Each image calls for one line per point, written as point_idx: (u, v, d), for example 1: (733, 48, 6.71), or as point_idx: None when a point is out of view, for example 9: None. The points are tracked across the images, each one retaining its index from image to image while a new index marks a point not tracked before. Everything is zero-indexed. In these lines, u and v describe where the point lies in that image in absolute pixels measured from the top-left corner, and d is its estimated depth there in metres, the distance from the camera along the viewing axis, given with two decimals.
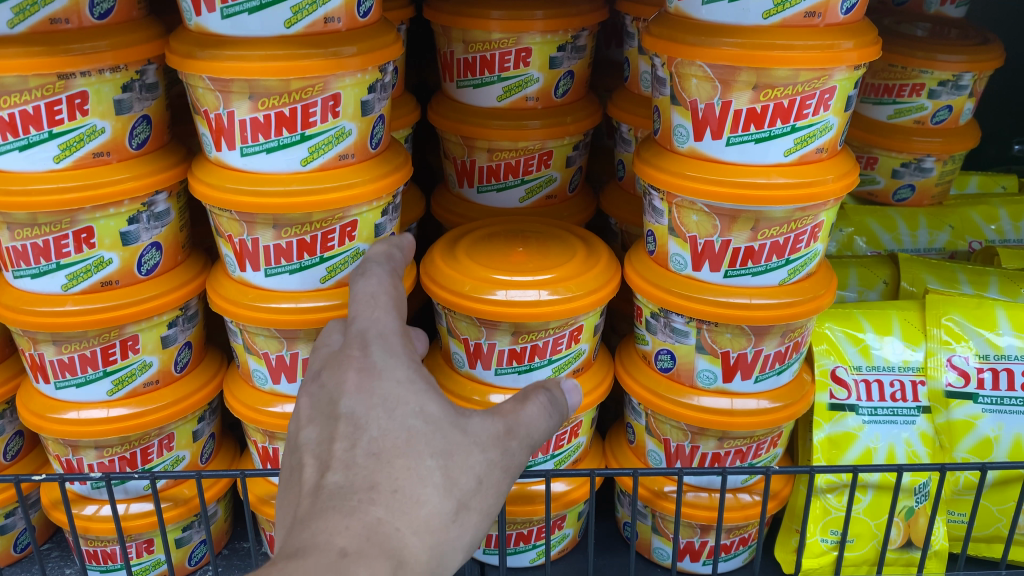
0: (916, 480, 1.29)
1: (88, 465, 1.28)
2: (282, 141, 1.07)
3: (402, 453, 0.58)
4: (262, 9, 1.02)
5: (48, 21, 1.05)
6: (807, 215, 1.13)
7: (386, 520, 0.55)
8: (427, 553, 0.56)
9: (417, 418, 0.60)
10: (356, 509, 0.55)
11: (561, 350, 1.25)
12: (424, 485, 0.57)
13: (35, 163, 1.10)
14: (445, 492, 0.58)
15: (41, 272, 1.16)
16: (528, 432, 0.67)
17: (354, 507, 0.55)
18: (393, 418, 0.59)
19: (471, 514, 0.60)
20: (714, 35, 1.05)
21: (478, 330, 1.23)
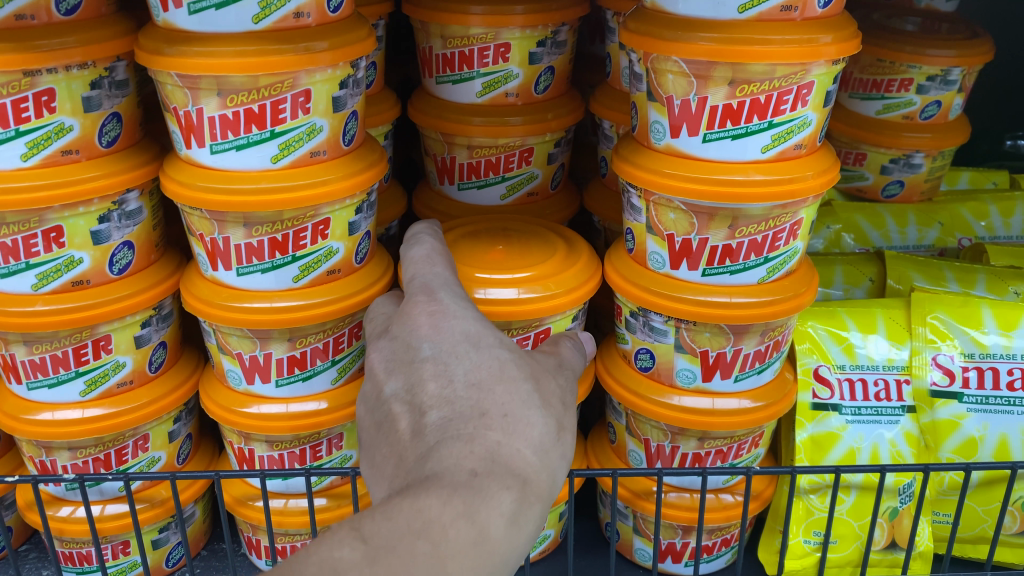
0: (900, 480, 1.28)
1: (63, 466, 1.27)
2: (251, 137, 1.06)
3: (499, 381, 0.63)
4: (229, 4, 1.00)
5: (14, 17, 1.03)
6: (785, 212, 1.11)
7: (504, 441, 0.59)
8: (540, 460, 0.61)
9: (501, 351, 0.66)
10: (474, 435, 0.59)
11: None
12: (527, 407, 0.62)
13: (2, 161, 1.08)
14: (542, 409, 0.64)
15: (11, 272, 1.14)
16: (571, 368, 0.75)
17: (472, 433, 0.59)
18: (480, 352, 0.65)
19: (565, 433, 0.66)
20: (689, 30, 1.03)
21: None
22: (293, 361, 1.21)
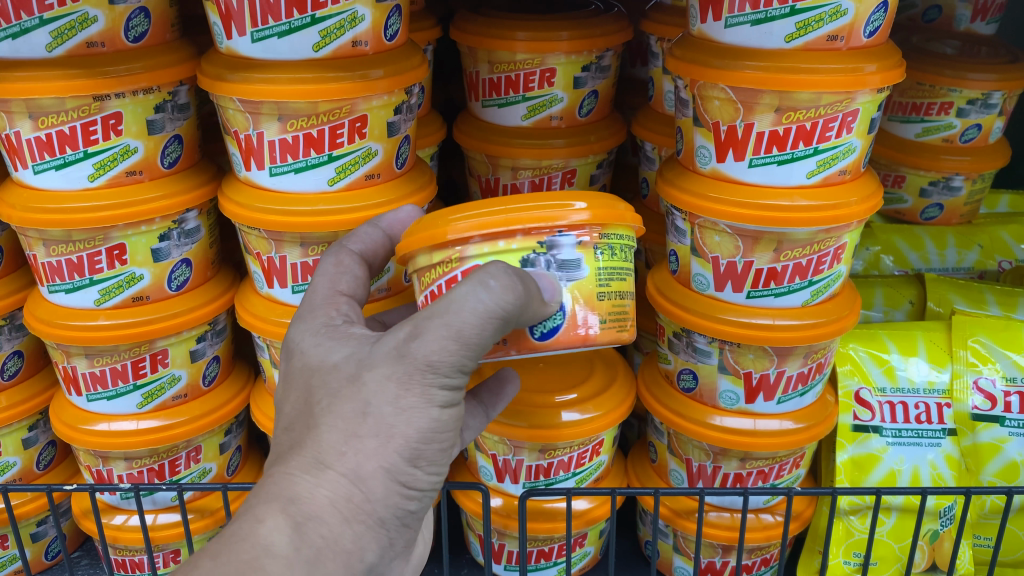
0: (940, 503, 1.28)
1: (118, 475, 1.31)
2: (310, 161, 1.09)
3: (301, 416, 0.75)
4: (291, 33, 1.03)
5: (86, 44, 1.08)
6: (830, 236, 1.13)
7: (280, 475, 0.72)
8: (318, 485, 0.70)
9: (306, 384, 0.76)
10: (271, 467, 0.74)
11: (584, 463, 1.31)
12: (308, 438, 0.72)
13: (70, 182, 1.13)
14: (329, 436, 0.71)
15: (75, 287, 1.19)
16: (416, 335, 0.72)
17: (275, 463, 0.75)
18: (294, 389, 0.77)
19: (358, 442, 0.71)
20: (736, 58, 1.05)
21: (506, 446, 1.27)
22: None
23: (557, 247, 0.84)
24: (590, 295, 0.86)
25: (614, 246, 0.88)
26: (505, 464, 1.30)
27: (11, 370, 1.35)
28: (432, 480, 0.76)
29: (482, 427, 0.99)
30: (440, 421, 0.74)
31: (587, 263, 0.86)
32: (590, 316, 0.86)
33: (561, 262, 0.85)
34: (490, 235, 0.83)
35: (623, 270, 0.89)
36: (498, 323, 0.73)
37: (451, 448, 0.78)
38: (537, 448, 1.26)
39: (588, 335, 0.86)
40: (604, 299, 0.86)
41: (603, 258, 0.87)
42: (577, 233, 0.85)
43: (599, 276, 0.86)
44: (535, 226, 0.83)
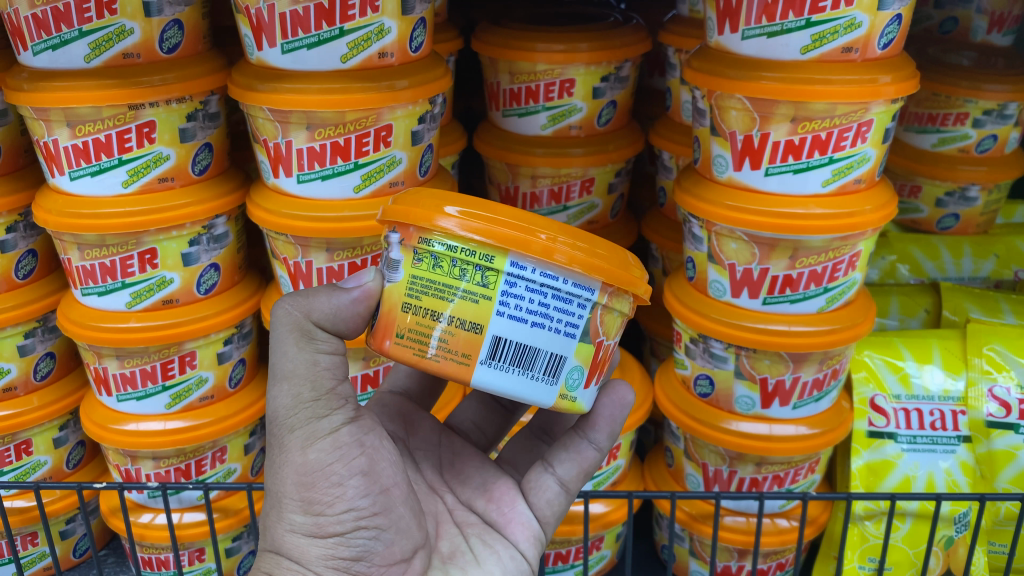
0: (954, 509, 1.29)
1: (146, 475, 1.34)
2: (336, 168, 1.13)
3: None
4: (320, 45, 1.06)
5: (122, 55, 1.12)
6: (846, 244, 1.14)
7: None
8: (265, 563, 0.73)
9: None
10: None
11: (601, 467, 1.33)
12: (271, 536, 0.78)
13: (104, 188, 1.16)
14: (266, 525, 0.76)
15: (107, 290, 1.23)
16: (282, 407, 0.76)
17: None
18: None
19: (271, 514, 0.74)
20: (753, 69, 1.08)
21: None
22: (367, 380, 1.28)
23: (386, 243, 0.74)
24: (394, 304, 0.73)
25: (440, 255, 0.71)
26: None
27: (43, 371, 1.39)
28: (351, 516, 0.73)
29: (590, 459, 0.88)
30: (311, 458, 0.72)
31: (404, 267, 0.72)
32: (388, 326, 0.73)
33: (384, 260, 0.74)
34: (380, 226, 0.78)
35: (450, 288, 0.71)
36: (299, 340, 0.73)
37: (359, 478, 0.73)
38: None
39: (381, 346, 0.73)
40: (407, 312, 0.72)
41: (419, 265, 0.72)
42: (403, 231, 0.72)
43: (410, 285, 0.72)
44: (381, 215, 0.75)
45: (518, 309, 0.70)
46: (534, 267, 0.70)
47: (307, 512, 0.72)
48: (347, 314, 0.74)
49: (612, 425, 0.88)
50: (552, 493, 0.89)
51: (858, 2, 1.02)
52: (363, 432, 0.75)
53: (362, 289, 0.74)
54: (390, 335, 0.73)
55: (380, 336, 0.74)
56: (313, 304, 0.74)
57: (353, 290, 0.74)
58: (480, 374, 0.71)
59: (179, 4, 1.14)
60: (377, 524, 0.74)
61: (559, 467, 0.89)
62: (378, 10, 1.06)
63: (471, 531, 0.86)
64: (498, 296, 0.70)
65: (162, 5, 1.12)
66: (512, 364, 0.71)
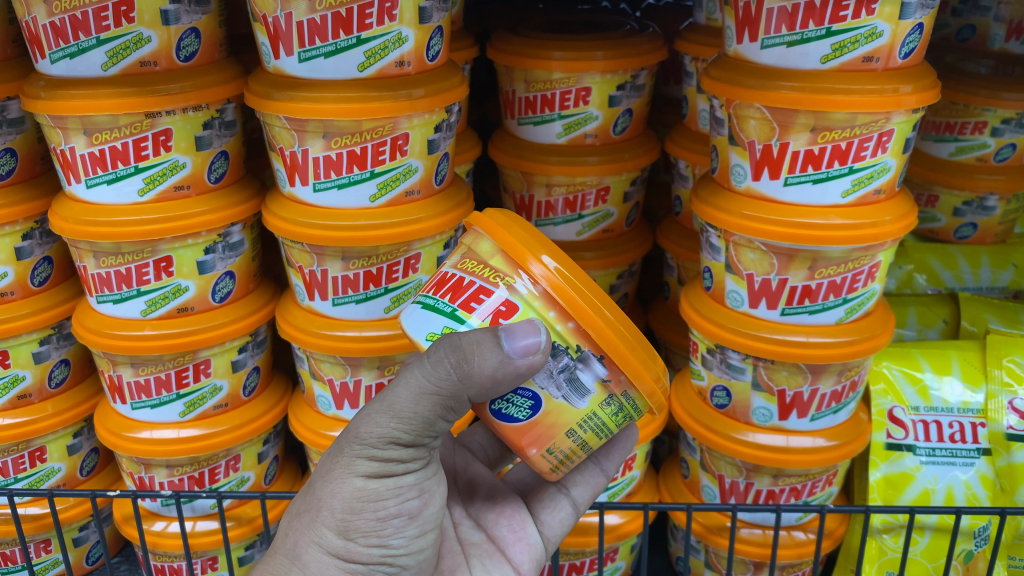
0: (974, 523, 1.27)
1: (159, 483, 1.34)
2: (353, 177, 1.12)
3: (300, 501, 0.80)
4: (338, 53, 1.06)
5: (139, 64, 1.12)
6: (866, 254, 1.13)
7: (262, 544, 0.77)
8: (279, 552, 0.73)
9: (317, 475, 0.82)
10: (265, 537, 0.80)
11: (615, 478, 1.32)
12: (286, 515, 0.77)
13: (121, 196, 1.16)
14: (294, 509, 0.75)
15: (123, 298, 1.23)
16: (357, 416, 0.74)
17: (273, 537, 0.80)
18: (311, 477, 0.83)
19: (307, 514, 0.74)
20: (773, 79, 1.07)
21: None
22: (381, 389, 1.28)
23: (586, 364, 0.74)
24: (559, 424, 0.76)
25: (624, 406, 0.78)
26: None
27: (58, 378, 1.39)
28: (379, 552, 0.75)
29: (600, 484, 0.93)
30: (370, 489, 0.72)
31: (594, 400, 0.76)
32: (542, 440, 0.77)
33: (575, 380, 0.74)
34: (549, 312, 0.72)
35: (610, 428, 0.79)
36: (438, 399, 0.69)
37: (401, 520, 0.75)
38: None
39: (526, 451, 0.77)
40: (567, 435, 0.77)
41: (604, 407, 0.76)
42: (612, 373, 0.75)
43: (585, 418, 0.76)
44: (592, 334, 0.72)
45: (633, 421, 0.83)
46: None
47: (342, 533, 0.73)
48: (497, 385, 0.69)
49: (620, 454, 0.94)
50: (561, 515, 0.92)
51: (879, 10, 1.01)
52: (422, 477, 0.76)
53: (529, 363, 0.68)
54: (541, 445, 0.77)
55: (527, 440, 0.77)
56: (475, 366, 0.68)
57: (517, 361, 0.68)
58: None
59: (196, 12, 1.14)
60: (398, 562, 0.77)
61: (572, 489, 0.93)
62: (395, 19, 1.06)
63: (474, 551, 0.87)
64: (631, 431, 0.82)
65: (179, 14, 1.12)
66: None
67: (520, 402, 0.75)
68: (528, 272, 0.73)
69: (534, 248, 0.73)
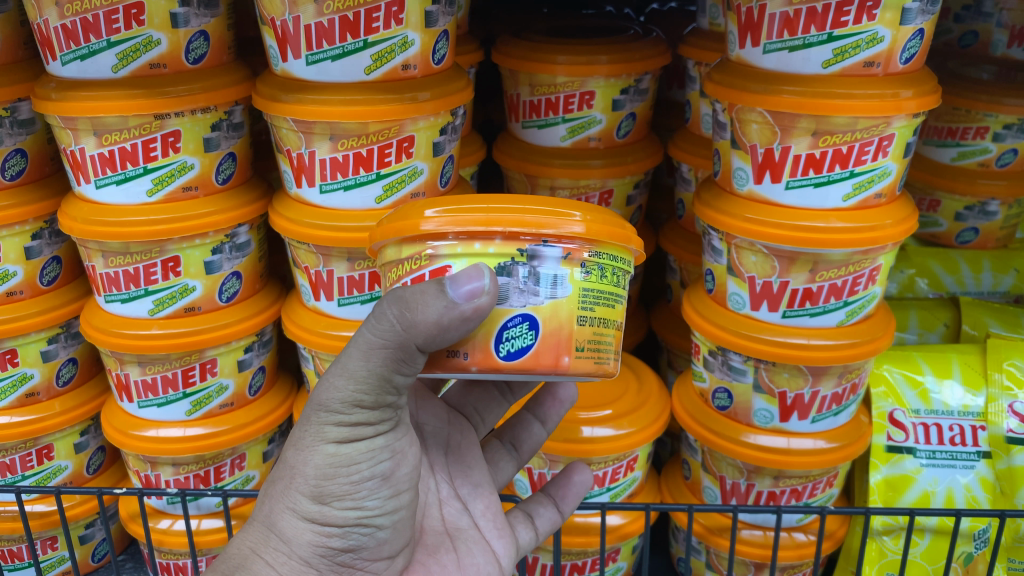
0: (974, 526, 1.27)
1: (165, 481, 1.35)
2: (359, 179, 1.13)
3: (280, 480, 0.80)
4: (345, 56, 1.07)
5: (148, 66, 1.13)
6: (866, 258, 1.14)
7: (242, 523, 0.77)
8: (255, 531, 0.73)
9: None
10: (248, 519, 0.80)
11: (617, 479, 1.33)
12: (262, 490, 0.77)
13: (129, 197, 1.18)
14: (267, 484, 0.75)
15: (131, 297, 1.24)
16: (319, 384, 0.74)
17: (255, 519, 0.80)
18: None
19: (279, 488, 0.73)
20: (774, 83, 1.08)
21: (542, 460, 1.29)
22: None
23: (539, 257, 0.73)
24: (568, 319, 0.73)
25: (604, 267, 0.76)
26: (539, 478, 1.31)
27: (65, 376, 1.40)
28: (355, 515, 0.74)
29: (558, 518, 0.98)
30: (341, 453, 0.72)
31: (572, 281, 0.74)
32: (567, 343, 0.73)
33: (542, 276, 0.73)
34: (476, 242, 0.72)
35: (609, 297, 0.77)
36: (387, 352, 0.68)
37: (377, 482, 0.74)
38: (572, 463, 1.28)
39: (562, 362, 0.73)
40: (585, 326, 0.74)
41: (589, 278, 0.75)
42: (564, 245, 0.73)
43: (582, 298, 0.74)
44: (519, 230, 0.72)
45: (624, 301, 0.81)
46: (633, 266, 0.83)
47: (316, 499, 0.72)
48: (448, 333, 0.68)
49: (577, 497, 1.00)
50: (529, 536, 0.94)
51: (880, 16, 1.02)
52: (394, 438, 0.75)
53: (474, 306, 0.67)
54: (569, 350, 0.74)
55: (555, 353, 0.73)
56: (419, 315, 0.66)
57: (463, 305, 0.67)
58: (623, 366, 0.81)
59: (205, 15, 1.16)
60: (375, 524, 0.76)
61: (539, 517, 0.96)
62: (402, 23, 1.07)
63: (460, 536, 0.87)
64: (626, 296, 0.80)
65: (188, 17, 1.13)
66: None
67: (518, 329, 0.73)
68: (430, 234, 0.73)
69: (415, 215, 0.75)
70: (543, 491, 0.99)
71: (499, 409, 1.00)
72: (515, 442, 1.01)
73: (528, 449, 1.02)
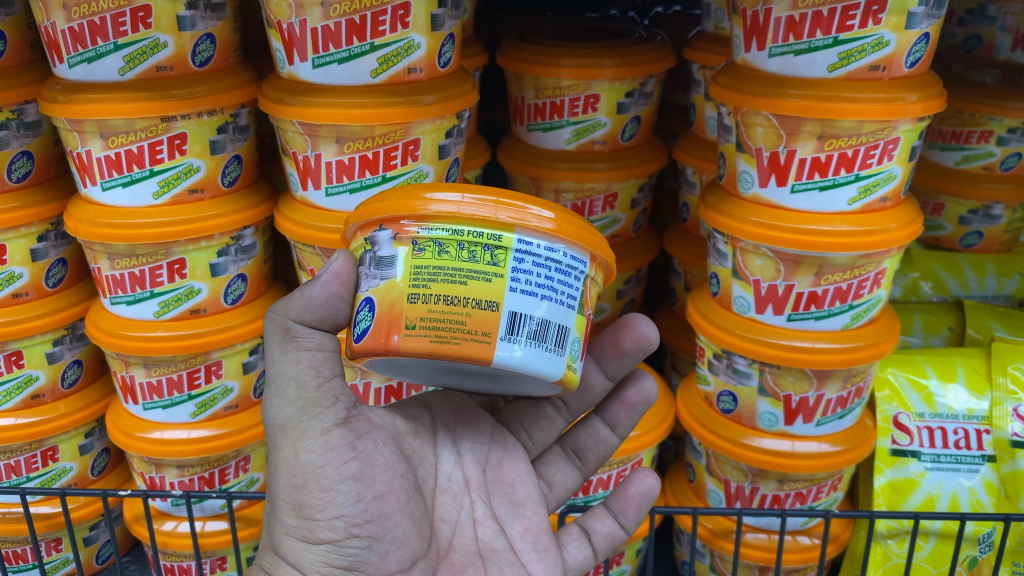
0: (979, 530, 1.27)
1: (170, 483, 1.35)
2: (365, 181, 1.14)
3: None
4: (351, 59, 1.08)
5: (155, 68, 1.13)
6: (870, 261, 1.14)
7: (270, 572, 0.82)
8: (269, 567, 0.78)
9: None
10: None
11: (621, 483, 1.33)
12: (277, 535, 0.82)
13: (135, 199, 1.18)
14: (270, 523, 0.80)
15: (136, 299, 1.24)
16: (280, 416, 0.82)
17: None
18: None
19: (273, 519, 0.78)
20: (779, 87, 1.08)
21: None
22: (391, 391, 1.31)
23: (377, 242, 0.76)
24: (396, 297, 0.73)
25: (445, 242, 0.73)
26: None
27: (70, 378, 1.40)
28: (342, 523, 0.75)
29: (617, 535, 0.98)
30: (302, 461, 0.75)
31: (404, 259, 0.74)
32: (396, 321, 0.73)
33: (379, 259, 0.75)
34: (358, 236, 0.80)
35: (459, 272, 0.72)
36: (283, 342, 0.79)
37: (351, 484, 0.76)
38: None
39: (390, 340, 0.72)
40: (417, 303, 0.72)
41: (423, 255, 0.73)
42: (396, 227, 0.75)
43: (414, 276, 0.73)
44: (365, 221, 0.78)
45: (530, 284, 0.73)
46: (538, 242, 0.74)
47: (299, 515, 0.75)
48: (319, 303, 0.78)
49: (640, 510, 0.99)
50: (582, 553, 0.95)
51: (886, 20, 1.02)
52: (354, 437, 0.78)
53: (331, 272, 0.78)
54: (399, 328, 0.72)
55: (385, 331, 0.73)
56: (290, 305, 0.79)
57: (322, 276, 0.78)
58: (503, 352, 0.71)
59: (212, 18, 1.16)
60: (367, 531, 0.76)
61: (594, 534, 0.97)
62: (408, 26, 1.07)
63: (493, 557, 0.87)
64: (507, 272, 0.72)
65: (195, 20, 1.14)
66: (531, 338, 0.73)
67: (362, 311, 0.75)
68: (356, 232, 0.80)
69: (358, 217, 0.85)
70: (605, 504, 1.00)
71: (553, 424, 1.00)
72: (578, 450, 1.02)
73: (594, 456, 1.03)
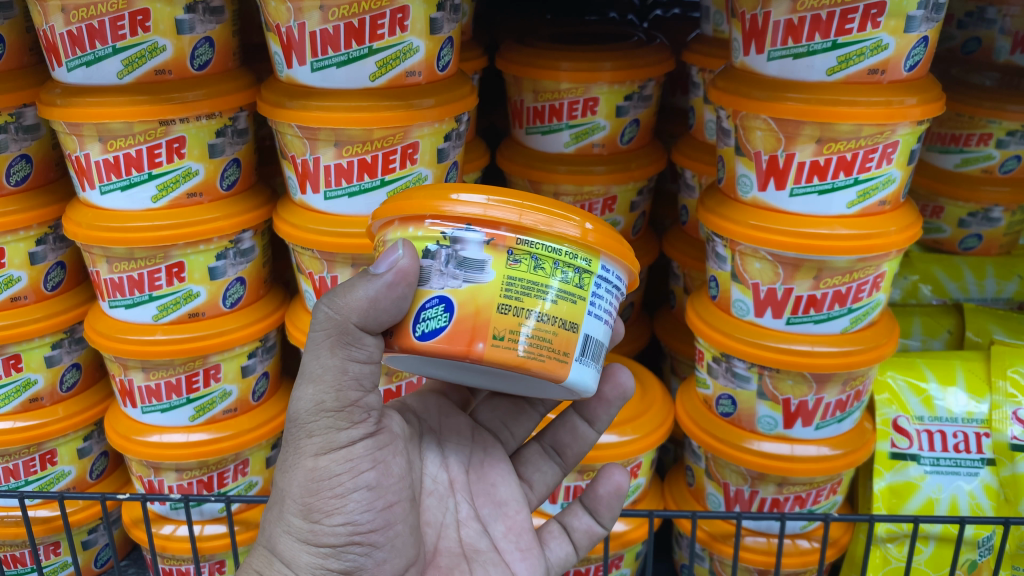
0: (978, 533, 1.27)
1: (169, 486, 1.35)
2: (364, 185, 1.14)
3: None
4: (350, 63, 1.07)
5: (154, 72, 1.13)
6: (866, 265, 1.14)
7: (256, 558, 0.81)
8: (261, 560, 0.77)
9: None
10: None
11: None
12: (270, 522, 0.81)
13: (134, 203, 1.18)
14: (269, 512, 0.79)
15: (135, 303, 1.24)
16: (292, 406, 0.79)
17: None
18: None
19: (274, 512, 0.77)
20: (778, 90, 1.08)
21: None
22: (390, 396, 1.31)
23: (461, 241, 0.73)
24: (485, 305, 0.72)
25: (542, 258, 0.73)
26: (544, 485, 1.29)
27: (69, 382, 1.40)
28: (347, 530, 0.75)
29: (596, 532, 0.98)
30: (321, 466, 0.74)
31: (495, 266, 0.72)
32: (482, 329, 0.72)
33: (462, 260, 0.73)
34: (416, 226, 0.75)
35: (551, 289, 0.74)
36: (333, 341, 0.72)
37: (364, 493, 0.76)
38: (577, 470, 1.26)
39: (474, 347, 0.72)
40: (507, 314, 0.72)
41: (518, 266, 0.73)
42: (488, 230, 0.73)
43: (507, 286, 0.72)
44: (442, 213, 0.73)
45: (600, 309, 0.78)
46: (610, 268, 0.79)
47: (306, 517, 0.75)
48: (383, 305, 0.71)
49: (613, 508, 0.98)
50: (563, 551, 0.95)
51: (884, 23, 1.02)
52: (374, 447, 0.77)
53: (396, 272, 0.71)
54: (486, 337, 0.72)
55: (468, 337, 0.72)
56: (349, 299, 0.71)
57: (385, 274, 0.71)
58: (575, 370, 0.76)
59: (210, 22, 1.16)
60: (368, 540, 0.76)
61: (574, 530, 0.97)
62: (406, 29, 1.07)
63: (478, 558, 0.87)
64: (589, 296, 0.76)
65: (194, 23, 1.14)
66: (593, 359, 0.78)
67: (432, 310, 0.73)
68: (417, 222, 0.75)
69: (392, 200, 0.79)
70: (581, 501, 0.99)
71: (531, 420, 1.00)
72: (557, 447, 1.01)
73: (574, 452, 1.02)
